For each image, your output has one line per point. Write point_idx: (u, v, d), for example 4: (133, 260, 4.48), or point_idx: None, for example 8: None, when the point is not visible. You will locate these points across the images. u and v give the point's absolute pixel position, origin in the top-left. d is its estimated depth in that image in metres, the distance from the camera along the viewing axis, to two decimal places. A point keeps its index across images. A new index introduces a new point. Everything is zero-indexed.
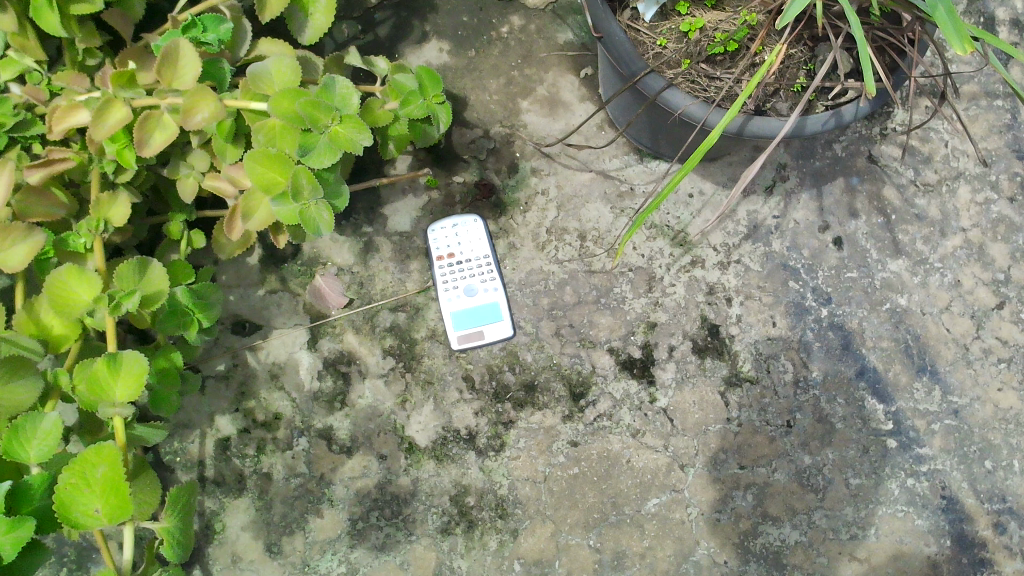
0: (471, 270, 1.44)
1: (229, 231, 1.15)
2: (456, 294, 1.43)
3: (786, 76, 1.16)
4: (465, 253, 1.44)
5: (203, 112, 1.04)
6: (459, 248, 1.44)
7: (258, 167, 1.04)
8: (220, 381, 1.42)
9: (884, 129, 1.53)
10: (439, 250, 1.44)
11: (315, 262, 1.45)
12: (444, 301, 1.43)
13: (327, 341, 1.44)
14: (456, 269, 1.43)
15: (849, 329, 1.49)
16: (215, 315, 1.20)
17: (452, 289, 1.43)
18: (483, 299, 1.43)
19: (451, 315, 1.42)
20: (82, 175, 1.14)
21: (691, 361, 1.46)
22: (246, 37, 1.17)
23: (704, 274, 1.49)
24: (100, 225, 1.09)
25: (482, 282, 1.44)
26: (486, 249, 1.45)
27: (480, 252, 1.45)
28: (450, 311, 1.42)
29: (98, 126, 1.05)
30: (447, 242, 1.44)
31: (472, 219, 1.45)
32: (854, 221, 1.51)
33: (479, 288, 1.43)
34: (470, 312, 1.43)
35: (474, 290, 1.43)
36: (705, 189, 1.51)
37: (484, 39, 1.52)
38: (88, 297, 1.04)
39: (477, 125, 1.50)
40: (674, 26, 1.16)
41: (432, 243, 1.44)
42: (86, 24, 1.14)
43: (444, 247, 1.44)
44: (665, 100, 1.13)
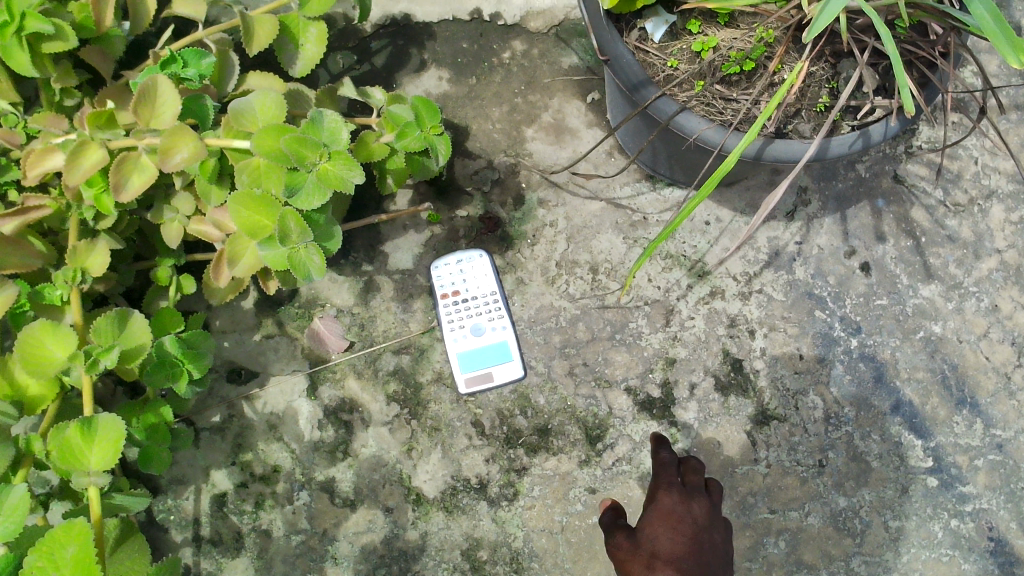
0: (480, 308, 1.36)
1: (216, 279, 1.07)
2: (463, 335, 1.35)
3: (807, 94, 1.06)
4: (473, 290, 1.36)
5: (182, 152, 0.95)
6: (467, 286, 1.36)
7: (244, 210, 0.95)
8: (215, 433, 1.34)
9: (909, 147, 1.45)
10: (444, 288, 1.36)
11: (313, 304, 1.38)
12: (451, 342, 1.35)
13: (327, 388, 1.36)
14: (461, 308, 1.35)
15: (881, 360, 1.40)
16: (205, 366, 1.16)
17: (459, 329, 1.35)
18: (492, 340, 1.35)
19: (457, 357, 1.34)
20: (59, 222, 1.08)
21: (714, 399, 1.38)
22: (233, 72, 1.12)
23: (724, 306, 1.41)
24: (77, 276, 1.02)
25: (491, 322, 1.36)
26: (493, 285, 1.37)
27: (486, 288, 1.37)
28: (456, 352, 1.34)
29: (72, 170, 0.97)
30: (451, 279, 1.36)
31: (479, 253, 1.37)
32: (881, 245, 1.43)
33: (486, 328, 1.35)
34: (478, 353, 1.34)
35: (483, 330, 1.35)
36: (723, 216, 1.43)
37: (484, 66, 1.45)
38: (63, 354, 0.95)
39: (480, 156, 1.43)
40: (685, 45, 1.05)
41: (436, 282, 1.36)
42: (63, 62, 1.08)
43: (448, 284, 1.36)
44: (680, 125, 1.02)
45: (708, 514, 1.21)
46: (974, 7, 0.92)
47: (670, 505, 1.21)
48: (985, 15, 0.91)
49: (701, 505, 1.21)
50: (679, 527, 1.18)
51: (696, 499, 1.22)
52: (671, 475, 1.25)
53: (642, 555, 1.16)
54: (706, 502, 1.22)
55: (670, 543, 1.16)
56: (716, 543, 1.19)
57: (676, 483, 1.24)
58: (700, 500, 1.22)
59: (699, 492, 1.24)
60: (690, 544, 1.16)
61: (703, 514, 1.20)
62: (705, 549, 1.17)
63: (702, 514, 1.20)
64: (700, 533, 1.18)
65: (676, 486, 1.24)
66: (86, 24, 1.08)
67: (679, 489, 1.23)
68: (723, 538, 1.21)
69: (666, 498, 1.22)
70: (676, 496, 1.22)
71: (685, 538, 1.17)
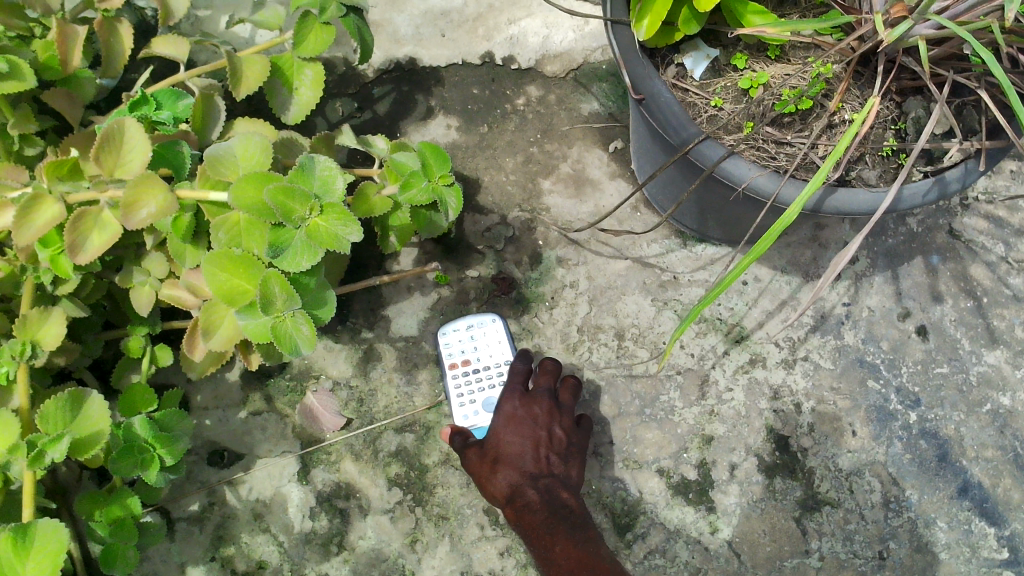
0: (492, 380, 1.21)
1: (190, 351, 0.93)
2: (473, 411, 1.20)
3: (870, 137, 0.92)
4: (484, 360, 1.21)
5: (149, 206, 0.81)
6: (478, 355, 1.21)
7: (221, 273, 0.82)
8: (193, 523, 1.18)
9: (964, 199, 1.31)
10: (453, 357, 1.21)
11: (306, 376, 1.23)
12: (460, 420, 1.19)
13: (321, 471, 1.21)
14: (472, 380, 1.20)
15: (945, 436, 1.25)
16: (180, 450, 1.00)
17: (469, 404, 1.19)
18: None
19: None
20: (13, 287, 0.94)
21: (757, 482, 1.22)
22: (219, 117, 0.99)
23: (766, 376, 1.26)
24: (26, 350, 0.87)
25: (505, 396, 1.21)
26: (508, 353, 1.22)
27: (500, 357, 1.22)
28: (466, 430, 1.19)
29: (22, 228, 0.83)
30: (461, 346, 1.21)
31: (490, 317, 1.22)
32: (938, 307, 1.28)
33: None
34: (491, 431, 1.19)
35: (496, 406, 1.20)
36: (762, 275, 1.29)
37: (497, 113, 1.33)
38: (1, 447, 0.81)
39: (492, 211, 1.30)
40: (729, 83, 0.92)
41: (443, 351, 1.21)
42: (21, 106, 0.95)
43: (457, 352, 1.21)
44: (727, 171, 0.88)
45: (550, 415, 1.15)
46: None
47: (507, 415, 1.15)
48: None
49: (547, 409, 1.15)
50: (522, 437, 1.14)
51: (542, 397, 1.16)
52: (517, 379, 1.18)
53: (490, 460, 1.13)
54: (548, 401, 1.16)
55: (514, 445, 1.14)
56: (564, 443, 1.14)
57: (519, 386, 1.17)
58: (542, 400, 1.16)
59: (549, 395, 1.16)
60: (535, 464, 1.13)
61: (540, 410, 1.15)
62: (554, 457, 1.13)
63: (546, 416, 1.15)
64: (544, 448, 1.13)
65: (521, 390, 1.17)
66: (51, 63, 0.97)
67: (521, 392, 1.17)
68: (568, 432, 1.15)
69: (507, 403, 1.16)
70: (516, 400, 1.16)
71: (526, 437, 1.14)
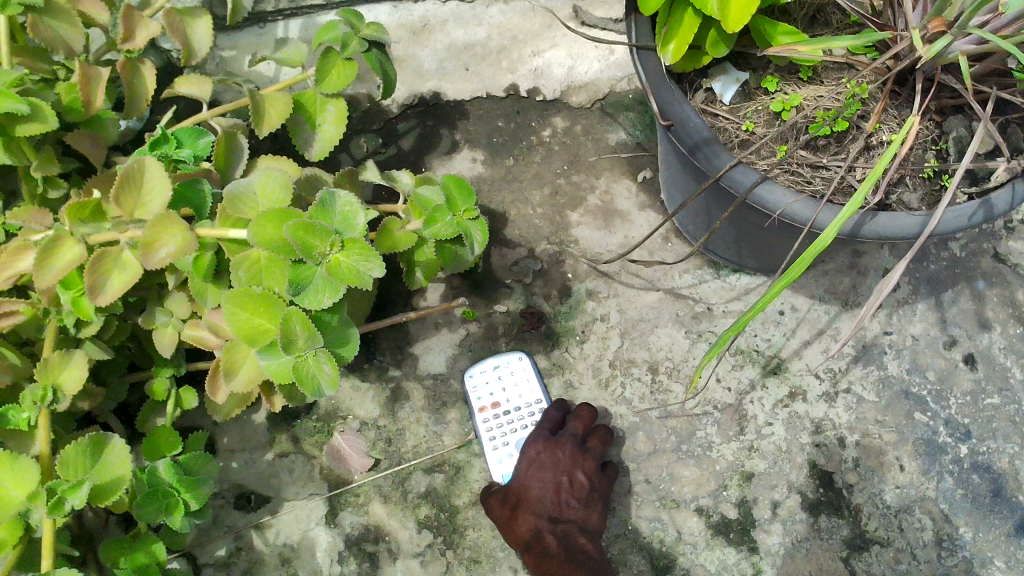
0: (524, 420, 1.19)
1: (213, 394, 0.91)
2: (509, 452, 1.17)
3: (911, 159, 0.89)
4: (514, 399, 1.19)
5: (168, 245, 0.79)
6: (508, 395, 1.19)
7: (242, 312, 0.80)
8: (220, 569, 1.16)
9: (1008, 222, 1.27)
10: (481, 401, 1.19)
11: (334, 416, 1.20)
12: (496, 462, 1.17)
13: (349, 514, 1.18)
14: (503, 422, 1.18)
15: (999, 470, 1.19)
16: (205, 494, 0.97)
17: (503, 447, 1.17)
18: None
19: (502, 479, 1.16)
20: (36, 330, 0.93)
21: (801, 520, 1.17)
22: (242, 155, 0.99)
23: (807, 409, 1.21)
24: (47, 395, 0.86)
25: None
26: (537, 392, 1.20)
27: (530, 396, 1.20)
28: (500, 474, 1.16)
29: (43, 271, 0.82)
30: (489, 389, 1.19)
31: (519, 354, 1.20)
32: (986, 334, 1.23)
33: None
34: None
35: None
36: (799, 304, 1.25)
37: (523, 145, 1.31)
38: (22, 493, 0.80)
39: (520, 244, 1.27)
40: (760, 106, 0.90)
41: (471, 394, 1.18)
42: (44, 148, 0.94)
43: (486, 395, 1.19)
44: (760, 198, 0.85)
45: (573, 460, 1.12)
46: None
47: (530, 461, 1.13)
48: None
49: (572, 454, 1.13)
50: (543, 482, 1.12)
51: (567, 441, 1.13)
52: (546, 425, 1.16)
53: (511, 504, 1.11)
54: (573, 444, 1.13)
55: (534, 489, 1.12)
56: (587, 489, 1.12)
57: (544, 431, 1.15)
58: (566, 445, 1.13)
59: (574, 440, 1.13)
60: (554, 508, 1.11)
61: (565, 455, 1.13)
62: (576, 504, 1.11)
63: (570, 461, 1.12)
64: (565, 493, 1.11)
65: (546, 434, 1.15)
66: (74, 105, 0.97)
67: (546, 436, 1.15)
68: (591, 477, 1.12)
69: (531, 448, 1.14)
70: (539, 444, 1.14)
71: (547, 481, 1.12)
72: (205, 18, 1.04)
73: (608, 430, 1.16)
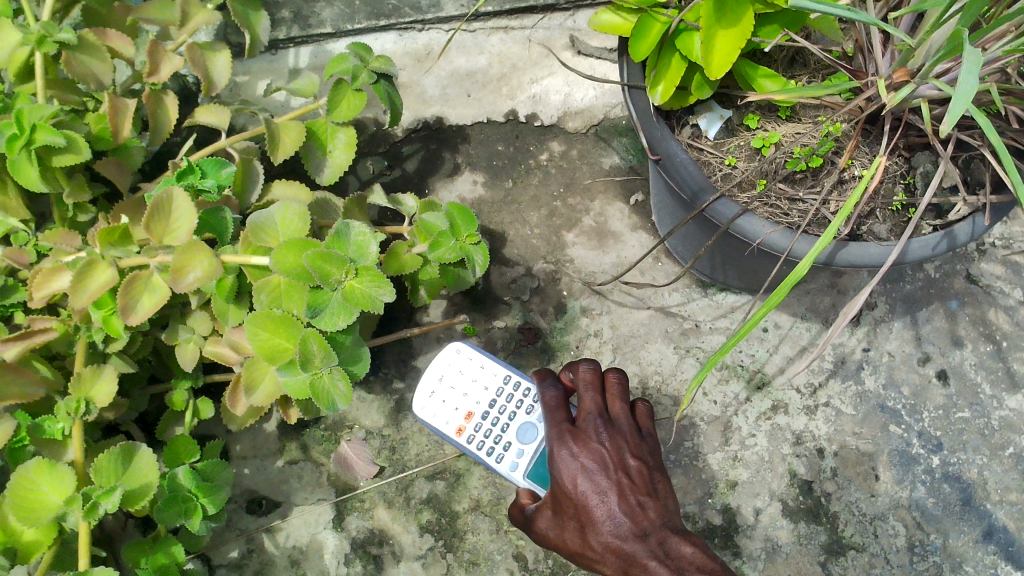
0: (498, 406, 1.09)
1: (233, 406, 0.98)
2: (514, 451, 1.07)
3: (881, 193, 0.96)
4: (474, 394, 1.10)
5: (196, 270, 0.87)
6: (467, 390, 1.09)
7: (263, 332, 0.87)
8: (233, 570, 1.23)
9: (981, 245, 1.33)
10: (453, 421, 1.08)
11: (340, 425, 1.27)
12: (513, 470, 1.07)
13: (355, 518, 1.24)
14: (485, 426, 1.08)
15: (968, 480, 1.26)
16: (222, 499, 1.03)
17: (503, 448, 1.07)
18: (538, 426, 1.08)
19: (524, 478, 1.07)
20: (66, 346, 0.99)
21: (782, 527, 1.24)
22: (257, 180, 1.06)
23: (788, 421, 1.28)
24: (81, 407, 0.93)
25: (521, 408, 1.09)
26: (494, 371, 1.10)
27: (490, 379, 1.10)
28: (519, 474, 1.07)
29: (78, 292, 0.89)
30: (452, 407, 1.09)
31: (451, 346, 1.11)
32: (958, 351, 1.31)
33: (524, 422, 1.08)
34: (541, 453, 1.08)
35: (525, 425, 1.08)
36: (782, 322, 1.32)
37: (521, 169, 1.38)
38: (59, 498, 0.87)
39: (518, 263, 1.35)
40: (742, 142, 0.97)
41: (437, 422, 1.08)
42: (76, 176, 1.01)
43: (453, 414, 1.08)
44: (741, 228, 0.92)
45: (616, 444, 1.01)
46: None
47: (574, 474, 0.98)
48: None
49: (611, 441, 1.01)
50: (599, 489, 0.97)
51: (595, 429, 1.02)
52: (560, 415, 1.04)
53: (578, 525, 0.98)
54: (605, 430, 1.02)
55: (597, 507, 0.96)
56: (645, 472, 1.00)
57: (566, 423, 1.03)
58: (597, 431, 1.02)
59: (599, 422, 1.03)
60: (631, 519, 0.95)
61: (606, 447, 1.00)
62: (646, 497, 0.98)
63: (613, 450, 1.00)
64: (630, 493, 0.97)
65: (568, 425, 1.03)
66: (103, 135, 1.03)
67: (570, 427, 1.03)
68: (641, 458, 1.01)
69: (563, 452, 1.00)
70: (572, 445, 1.00)
71: (606, 488, 0.97)
72: (224, 52, 1.11)
73: (621, 374, 1.08)
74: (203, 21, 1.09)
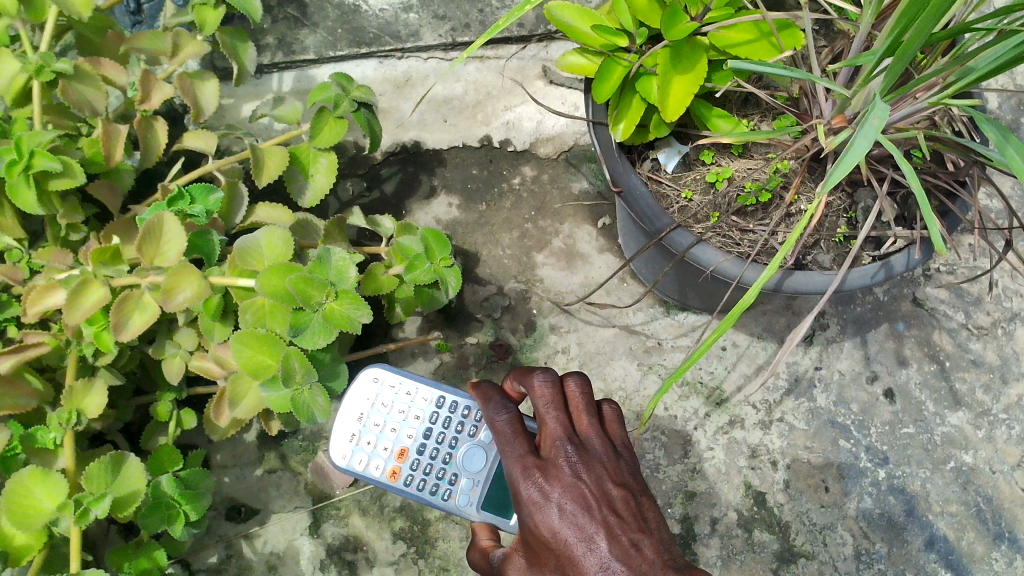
0: (432, 432, 1.03)
1: (217, 418, 1.03)
2: (460, 483, 1.00)
3: (825, 225, 1.03)
4: (402, 424, 1.03)
5: (186, 291, 0.93)
6: (395, 422, 1.03)
7: (247, 350, 0.92)
8: (212, 574, 1.28)
9: (927, 270, 1.41)
10: (387, 459, 1.02)
11: (318, 436, 1.33)
12: (466, 506, 1.00)
13: (331, 525, 1.30)
14: (419, 459, 1.02)
15: (912, 492, 1.34)
16: (204, 506, 1.08)
17: (446, 478, 1.01)
18: (482, 447, 1.01)
19: (475, 510, 1.00)
20: (58, 359, 1.04)
21: (737, 535, 1.31)
22: (241, 202, 1.12)
23: (744, 435, 1.35)
24: (72, 417, 0.98)
25: (453, 431, 1.02)
26: (417, 394, 1.04)
27: (415, 404, 1.04)
28: (469, 507, 1.00)
29: (72, 309, 0.95)
30: (380, 444, 1.02)
31: (367, 376, 1.04)
32: (904, 370, 1.38)
33: (459, 447, 1.02)
34: (491, 478, 1.00)
35: (467, 450, 1.01)
36: (739, 341, 1.39)
37: (494, 192, 1.45)
38: (52, 504, 0.92)
39: (490, 282, 1.41)
40: (698, 176, 1.04)
41: (367, 467, 1.01)
42: (70, 198, 1.07)
43: (384, 451, 1.02)
44: (696, 256, 0.99)
45: (592, 472, 0.87)
46: (1006, 150, 0.84)
47: (554, 520, 0.84)
48: (1018, 156, 0.83)
49: (588, 470, 0.87)
50: (583, 532, 0.83)
51: (566, 460, 0.87)
52: (522, 446, 0.88)
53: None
54: (577, 459, 0.87)
55: (585, 554, 0.82)
56: (632, 502, 0.87)
57: (529, 454, 0.87)
58: (568, 461, 0.87)
59: (568, 448, 0.88)
60: (627, 563, 0.82)
61: (583, 478, 0.86)
62: (639, 533, 0.85)
63: (593, 481, 0.86)
64: (620, 531, 0.84)
65: (533, 457, 0.87)
66: (96, 158, 1.08)
67: (535, 458, 0.87)
68: (622, 484, 0.88)
69: (531, 492, 0.85)
70: (540, 482, 0.85)
71: (591, 530, 0.83)
72: (213, 81, 1.17)
73: (582, 378, 0.93)
74: (193, 52, 1.14)
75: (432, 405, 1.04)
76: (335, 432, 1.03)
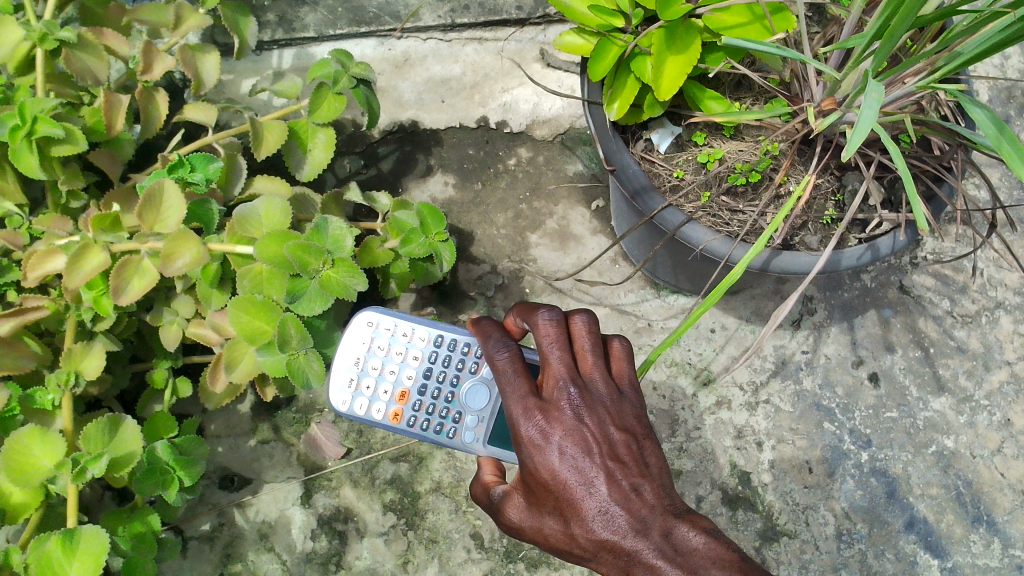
0: (432, 372, 1.04)
1: (212, 383, 1.05)
2: (464, 421, 1.02)
3: (813, 207, 1.06)
4: (401, 365, 1.04)
5: (185, 256, 0.94)
6: (394, 363, 1.05)
7: (244, 315, 0.95)
8: (204, 542, 1.30)
9: (914, 258, 1.44)
10: (390, 401, 1.04)
11: (311, 409, 1.34)
12: (473, 443, 1.02)
13: (322, 496, 1.32)
14: (421, 399, 1.03)
15: (893, 474, 1.36)
16: (198, 472, 1.09)
17: (450, 416, 1.03)
18: (484, 385, 1.02)
19: (482, 446, 1.01)
20: (57, 324, 1.06)
21: (722, 513, 1.34)
22: (240, 174, 1.13)
23: (730, 416, 1.38)
24: (70, 379, 1.00)
25: (454, 369, 1.04)
26: (413, 335, 1.05)
27: (411, 345, 1.05)
28: (477, 443, 1.01)
29: (73, 273, 0.96)
30: (381, 388, 1.04)
31: (362, 321, 1.05)
32: (889, 355, 1.41)
33: (461, 384, 1.03)
34: (494, 414, 1.02)
35: (470, 387, 1.02)
36: (728, 323, 1.41)
37: (490, 172, 1.46)
38: (50, 462, 0.94)
39: (484, 261, 1.43)
40: (690, 156, 1.06)
41: (369, 411, 1.03)
42: (71, 165, 1.09)
43: (386, 394, 1.04)
44: (686, 235, 1.01)
45: (595, 415, 0.86)
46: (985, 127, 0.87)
47: (554, 462, 0.84)
48: (995, 131, 0.85)
49: (591, 414, 0.86)
50: (583, 476, 0.83)
51: (568, 402, 0.86)
52: (522, 386, 0.87)
53: (563, 519, 0.85)
54: (580, 401, 0.86)
55: (585, 497, 0.83)
56: (634, 446, 0.86)
57: (529, 394, 0.87)
58: (571, 404, 0.86)
59: (571, 390, 0.87)
60: (626, 509, 0.82)
61: (586, 422, 0.85)
62: (639, 478, 0.85)
63: (595, 424, 0.85)
64: (621, 475, 0.84)
65: (535, 398, 0.87)
66: (97, 127, 1.10)
67: (537, 399, 0.87)
68: (625, 428, 0.87)
69: (531, 432, 0.85)
70: (541, 424, 0.85)
71: (591, 474, 0.83)
72: (214, 54, 1.18)
73: (589, 317, 0.91)
74: (195, 24, 1.16)
75: (430, 344, 1.05)
76: (334, 379, 1.04)
